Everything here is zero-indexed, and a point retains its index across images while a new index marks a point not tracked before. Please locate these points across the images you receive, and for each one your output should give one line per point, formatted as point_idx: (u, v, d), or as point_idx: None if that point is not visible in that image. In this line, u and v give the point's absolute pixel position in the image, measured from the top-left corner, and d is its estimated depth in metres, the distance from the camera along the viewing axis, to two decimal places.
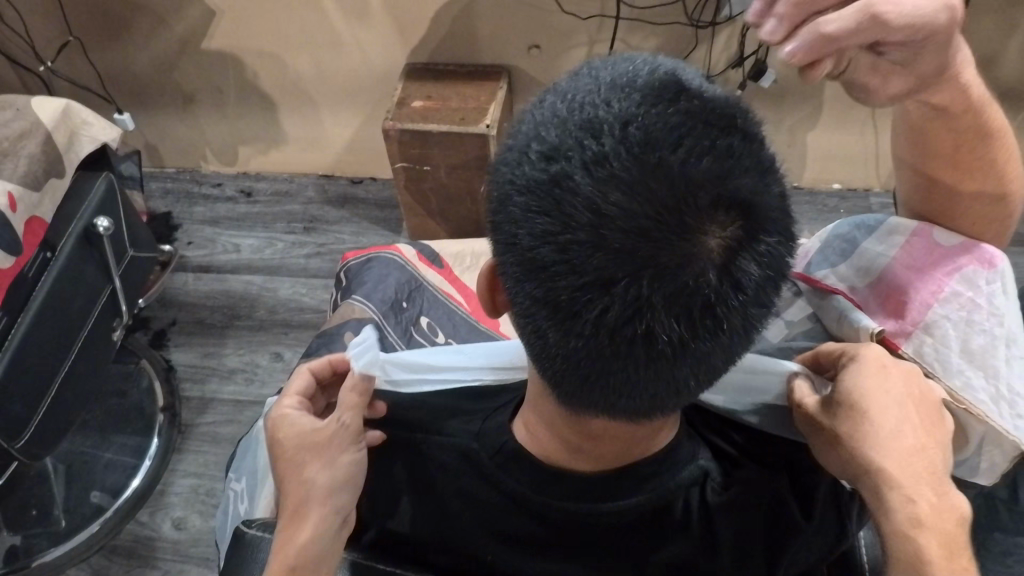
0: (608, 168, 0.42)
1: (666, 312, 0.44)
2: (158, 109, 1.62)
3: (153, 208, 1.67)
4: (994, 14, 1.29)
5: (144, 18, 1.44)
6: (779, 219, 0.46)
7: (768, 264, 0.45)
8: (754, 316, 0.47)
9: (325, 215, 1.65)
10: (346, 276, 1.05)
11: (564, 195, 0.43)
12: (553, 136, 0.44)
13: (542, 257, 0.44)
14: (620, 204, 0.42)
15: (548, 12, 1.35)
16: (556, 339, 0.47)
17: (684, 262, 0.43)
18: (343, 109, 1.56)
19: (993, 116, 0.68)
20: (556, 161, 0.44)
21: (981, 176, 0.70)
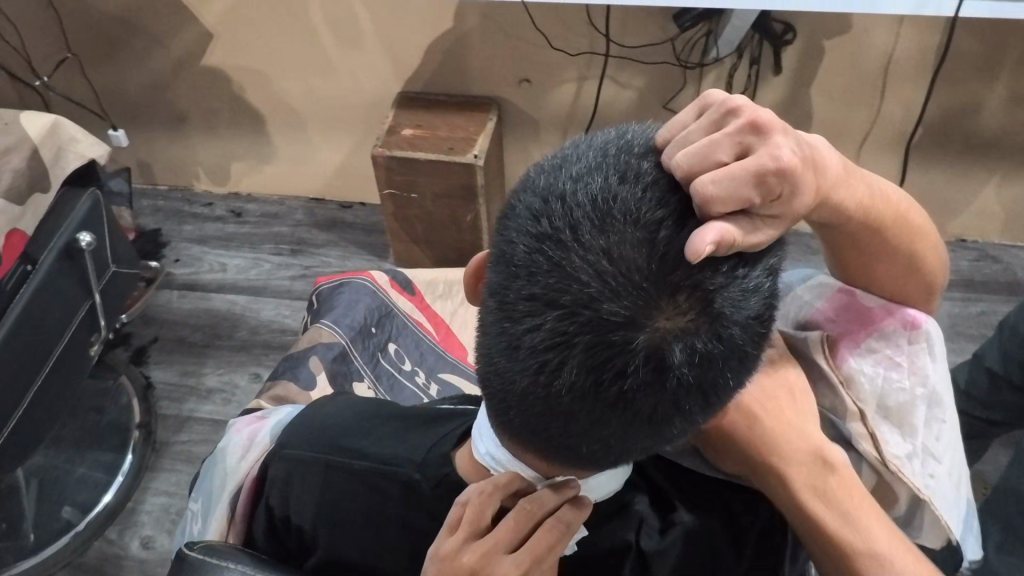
0: (610, 208, 0.42)
1: (582, 358, 0.43)
2: (152, 127, 1.64)
3: (142, 224, 1.68)
4: (976, 65, 1.31)
5: (142, 37, 1.46)
6: (734, 345, 0.44)
7: (698, 376, 0.44)
8: (666, 414, 0.45)
9: (312, 237, 1.66)
10: (319, 299, 1.05)
11: (556, 206, 0.43)
12: (586, 162, 0.45)
13: (512, 255, 0.44)
14: (600, 241, 0.42)
15: (537, 47, 1.37)
16: (497, 340, 0.47)
17: (621, 323, 0.42)
18: (333, 133, 1.58)
19: (884, 208, 0.60)
20: (574, 182, 0.43)
21: (891, 256, 0.63)
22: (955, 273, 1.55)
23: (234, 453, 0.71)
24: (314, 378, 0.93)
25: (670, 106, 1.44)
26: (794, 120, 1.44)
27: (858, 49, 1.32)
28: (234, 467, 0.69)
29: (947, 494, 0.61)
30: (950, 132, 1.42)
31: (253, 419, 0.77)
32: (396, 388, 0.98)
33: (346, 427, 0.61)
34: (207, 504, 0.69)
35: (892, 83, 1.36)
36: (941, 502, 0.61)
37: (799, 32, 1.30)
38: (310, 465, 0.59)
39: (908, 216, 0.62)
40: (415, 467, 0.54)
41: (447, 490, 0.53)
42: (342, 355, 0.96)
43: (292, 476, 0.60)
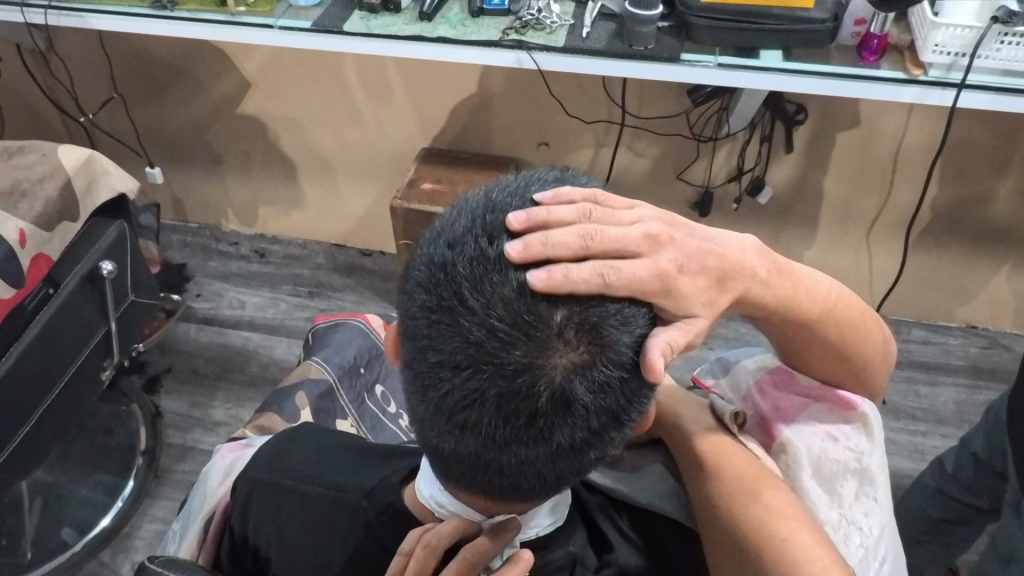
0: (486, 267, 0.48)
1: (495, 410, 0.48)
2: (187, 167, 1.71)
3: (169, 258, 1.75)
4: (986, 155, 1.33)
5: (184, 82, 1.55)
6: (630, 363, 0.49)
7: (604, 400, 0.49)
8: (584, 440, 0.50)
9: (330, 281, 1.71)
10: (315, 338, 1.08)
11: (443, 278, 0.48)
12: (460, 228, 0.50)
13: (416, 328, 0.49)
14: (481, 301, 0.47)
15: (556, 113, 1.43)
16: (419, 403, 0.51)
17: (517, 372, 0.47)
18: (358, 183, 1.64)
19: (807, 303, 0.66)
20: (451, 250, 0.48)
21: (819, 346, 0.68)
22: (962, 359, 1.55)
23: (214, 478, 0.73)
24: (298, 413, 0.97)
25: (683, 176, 1.48)
26: (806, 197, 1.47)
27: (869, 134, 1.35)
28: (211, 491, 0.72)
29: (876, 568, 0.61)
30: (961, 220, 1.44)
31: (238, 447, 0.79)
32: (379, 430, 1.01)
33: (306, 459, 0.66)
34: (184, 524, 0.71)
35: (900, 167, 1.38)
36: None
37: (811, 113, 1.34)
38: (272, 486, 0.63)
39: (836, 312, 0.67)
40: (365, 496, 0.60)
41: (393, 515, 0.58)
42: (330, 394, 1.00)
43: (253, 495, 0.64)
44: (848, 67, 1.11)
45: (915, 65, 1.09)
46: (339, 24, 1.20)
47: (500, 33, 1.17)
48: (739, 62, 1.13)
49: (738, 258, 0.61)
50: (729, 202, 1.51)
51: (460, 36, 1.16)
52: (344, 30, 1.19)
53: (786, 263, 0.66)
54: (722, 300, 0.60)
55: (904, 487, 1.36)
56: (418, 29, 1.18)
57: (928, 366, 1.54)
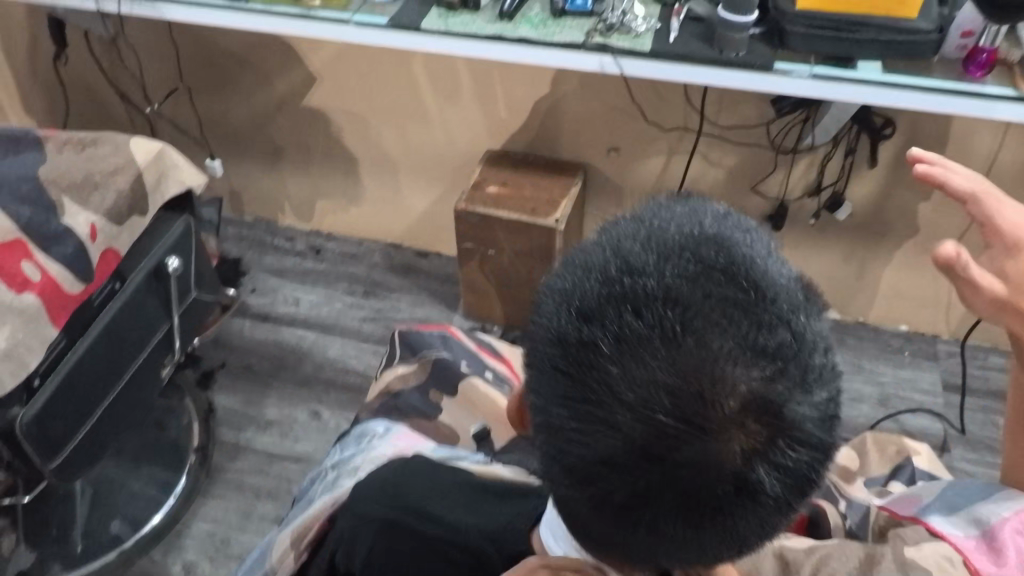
0: (634, 347, 0.44)
1: (670, 509, 0.46)
2: (247, 160, 1.69)
3: (225, 251, 1.73)
4: None
5: (251, 75, 1.52)
6: (816, 437, 0.46)
7: (789, 480, 0.46)
8: (771, 520, 0.47)
9: (386, 281, 1.67)
10: (402, 346, 1.02)
11: (587, 364, 0.46)
12: (593, 299, 0.46)
13: (560, 422, 0.47)
14: (638, 388, 0.44)
15: (631, 120, 1.38)
16: (571, 498, 0.49)
17: (691, 464, 0.44)
18: (420, 183, 1.60)
19: None
20: (592, 329, 0.46)
21: None
22: None
23: (382, 454, 0.82)
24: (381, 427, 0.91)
25: (759, 188, 1.42)
26: (887, 216, 1.40)
27: (960, 153, 1.28)
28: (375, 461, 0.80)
29: None
30: None
31: (410, 436, 0.86)
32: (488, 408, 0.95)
33: (419, 497, 0.67)
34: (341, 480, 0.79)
35: (993, 189, 1.32)
36: None
37: (899, 127, 1.27)
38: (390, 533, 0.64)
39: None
40: (490, 543, 0.62)
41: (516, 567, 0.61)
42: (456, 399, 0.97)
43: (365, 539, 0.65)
44: (953, 82, 1.05)
45: None
46: (417, 20, 1.17)
47: (583, 35, 1.13)
48: (836, 73, 1.07)
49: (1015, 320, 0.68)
50: (805, 217, 1.45)
51: (544, 36, 1.13)
52: (421, 27, 1.16)
53: None
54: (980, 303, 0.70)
55: None
56: (498, 29, 1.14)
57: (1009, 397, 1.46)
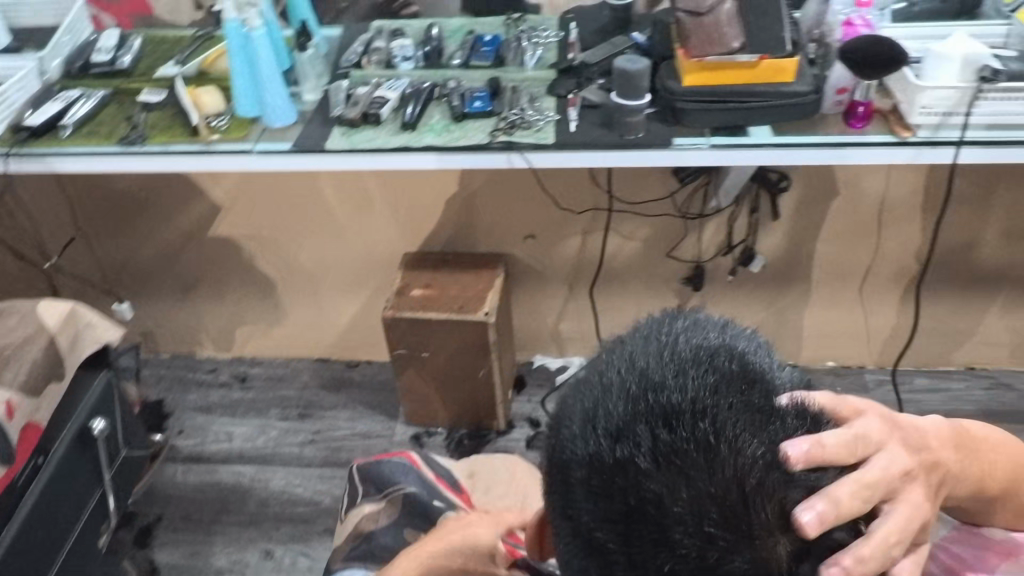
0: (676, 462, 0.39)
1: None
2: (157, 298, 1.63)
3: (145, 394, 1.65)
4: (970, 202, 1.35)
5: (152, 213, 1.49)
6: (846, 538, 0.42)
7: None
8: None
9: (320, 399, 1.63)
10: (366, 479, 0.98)
11: (626, 483, 0.39)
12: (620, 414, 0.41)
13: (601, 545, 0.40)
14: (684, 506, 0.38)
15: (542, 206, 1.41)
16: None
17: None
18: (341, 296, 1.58)
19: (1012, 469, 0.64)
20: (625, 446, 0.40)
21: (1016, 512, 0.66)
22: (972, 404, 1.52)
23: None
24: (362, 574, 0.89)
25: (674, 254, 1.47)
26: (797, 261, 1.47)
27: (852, 194, 1.36)
28: None
29: None
30: (951, 267, 1.45)
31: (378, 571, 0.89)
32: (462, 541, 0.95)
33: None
34: None
35: (888, 223, 1.40)
36: None
37: (795, 180, 1.35)
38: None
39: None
40: None
41: None
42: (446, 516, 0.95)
43: None
44: (838, 136, 1.12)
45: (904, 127, 1.10)
46: (321, 142, 1.17)
47: (488, 135, 1.15)
48: (731, 141, 1.13)
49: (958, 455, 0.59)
50: (723, 274, 1.50)
51: (448, 142, 1.15)
52: (326, 148, 1.16)
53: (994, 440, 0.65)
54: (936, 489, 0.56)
55: None
56: (402, 140, 1.16)
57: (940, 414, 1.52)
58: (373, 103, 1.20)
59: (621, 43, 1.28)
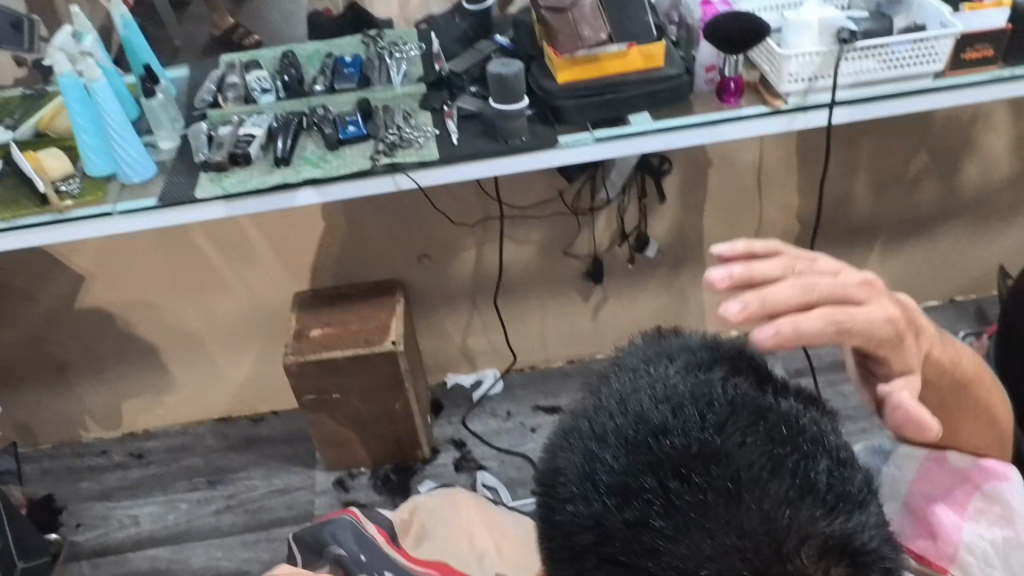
0: (694, 516, 0.36)
1: None
2: (26, 387, 1.49)
3: (31, 493, 1.50)
4: (839, 162, 1.42)
5: (6, 296, 1.35)
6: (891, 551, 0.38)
7: None
8: None
9: (228, 462, 1.52)
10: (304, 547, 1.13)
11: (644, 544, 0.36)
12: (624, 470, 0.37)
13: None
14: (710, 567, 0.35)
15: (433, 224, 1.37)
16: None
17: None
18: (234, 350, 1.49)
19: (969, 368, 0.61)
20: (637, 506, 0.36)
21: (974, 417, 0.62)
22: None
23: None
24: None
25: (570, 252, 1.46)
26: (689, 240, 1.49)
27: (731, 169, 1.39)
28: None
29: None
30: (829, 224, 1.51)
31: None
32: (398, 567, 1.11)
33: None
34: None
35: (768, 190, 1.44)
36: None
37: (675, 162, 1.37)
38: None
39: (977, 371, 0.62)
40: None
41: None
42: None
43: None
44: (714, 113, 1.13)
45: (774, 97, 1.13)
46: (190, 191, 1.08)
47: (369, 159, 1.10)
48: (614, 132, 1.12)
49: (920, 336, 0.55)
50: (621, 264, 1.50)
51: (328, 173, 1.08)
52: (196, 198, 1.07)
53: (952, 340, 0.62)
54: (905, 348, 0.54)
55: None
56: (279, 177, 1.08)
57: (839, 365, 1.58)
58: (240, 143, 1.12)
59: (486, 47, 1.25)
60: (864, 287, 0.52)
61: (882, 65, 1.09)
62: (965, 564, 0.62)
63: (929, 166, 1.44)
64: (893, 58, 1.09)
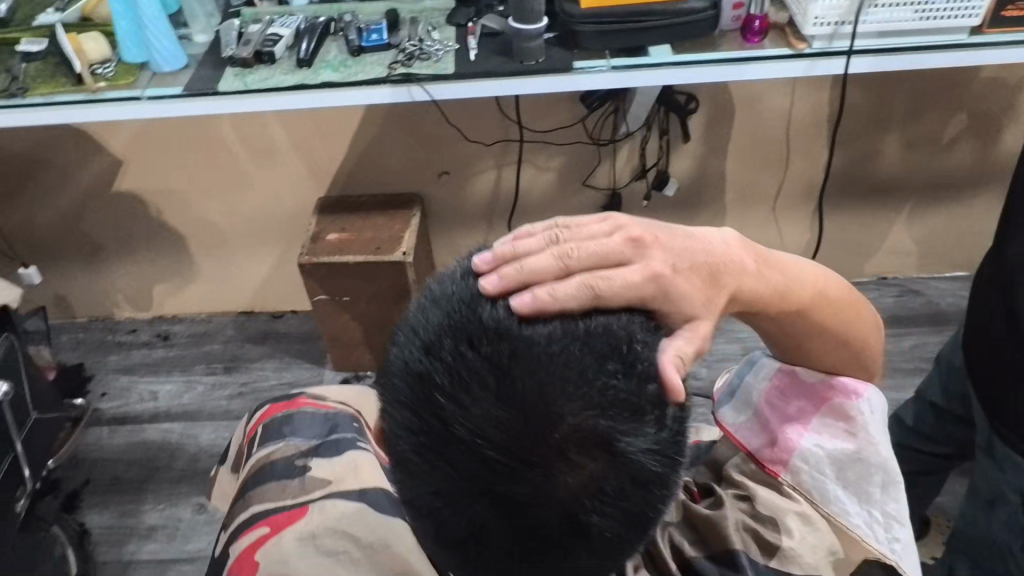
0: (471, 383, 0.40)
1: (505, 544, 0.41)
2: (65, 262, 1.58)
3: (63, 361, 1.61)
4: (869, 117, 1.39)
5: (47, 173, 1.43)
6: (657, 471, 0.40)
7: (624, 513, 0.41)
8: (614, 558, 0.42)
9: (245, 352, 1.61)
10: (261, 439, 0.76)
11: (427, 397, 0.41)
12: (435, 328, 0.42)
13: (402, 447, 0.42)
14: (468, 429, 0.40)
15: (453, 142, 1.39)
16: (417, 523, 0.44)
17: (524, 500, 0.40)
18: (257, 247, 1.56)
19: (805, 282, 0.60)
20: (431, 362, 0.41)
21: (812, 335, 0.62)
22: (882, 310, 1.60)
23: None
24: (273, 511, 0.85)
25: (589, 182, 1.47)
26: (710, 182, 1.49)
27: (757, 113, 1.38)
28: None
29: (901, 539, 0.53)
30: (854, 179, 1.49)
31: None
32: None
33: None
34: None
35: (794, 140, 1.42)
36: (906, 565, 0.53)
37: (702, 101, 1.35)
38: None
39: (823, 291, 0.62)
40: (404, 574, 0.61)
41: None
42: (304, 473, 0.67)
43: None
44: (737, 51, 1.12)
45: (798, 40, 1.12)
46: (212, 85, 1.13)
47: (386, 69, 1.13)
48: (632, 62, 1.12)
49: (735, 263, 0.56)
50: (638, 200, 1.51)
51: (345, 78, 1.11)
52: (218, 91, 1.12)
53: (795, 258, 0.63)
54: (719, 300, 0.54)
55: None
56: (299, 78, 1.12)
57: None
58: (267, 41, 1.15)
59: None
60: (639, 237, 0.52)
61: (916, 15, 1.06)
62: (796, 470, 0.56)
63: (966, 129, 1.40)
64: (928, 9, 1.05)
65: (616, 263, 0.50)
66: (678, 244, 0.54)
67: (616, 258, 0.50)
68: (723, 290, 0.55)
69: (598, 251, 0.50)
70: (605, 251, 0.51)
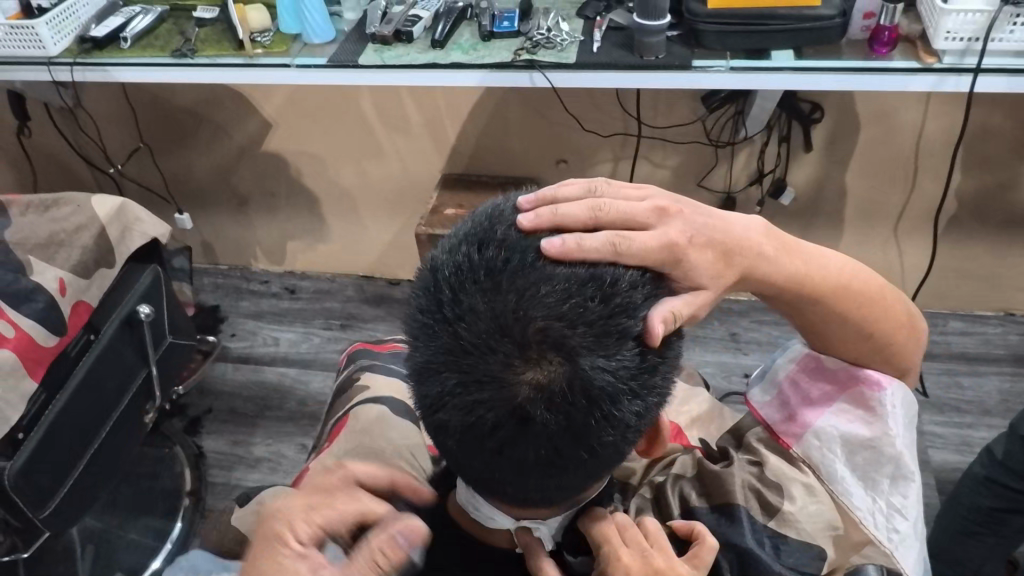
0: (470, 279, 0.51)
1: (465, 417, 0.52)
2: (214, 211, 1.74)
3: (202, 300, 1.78)
4: (1009, 143, 1.33)
5: (207, 128, 1.58)
6: (597, 385, 0.50)
7: (565, 416, 0.51)
8: (554, 456, 0.52)
9: (361, 313, 1.72)
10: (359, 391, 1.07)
11: (438, 286, 0.53)
12: (462, 239, 0.54)
13: (415, 325, 0.54)
14: (457, 312, 0.51)
15: (573, 132, 1.44)
16: (412, 394, 0.56)
17: (487, 381, 0.51)
18: (381, 216, 1.67)
19: (823, 277, 0.70)
20: (449, 259, 0.53)
21: (839, 322, 0.71)
22: (1005, 348, 1.52)
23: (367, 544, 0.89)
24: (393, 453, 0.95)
25: (704, 184, 1.48)
26: (831, 195, 1.46)
27: (886, 128, 1.34)
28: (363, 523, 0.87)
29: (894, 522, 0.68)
30: (987, 207, 1.42)
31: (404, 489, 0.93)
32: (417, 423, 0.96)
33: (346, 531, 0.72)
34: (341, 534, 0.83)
35: (924, 160, 1.38)
36: (902, 546, 0.67)
37: (828, 109, 1.33)
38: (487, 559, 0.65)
39: (847, 284, 0.70)
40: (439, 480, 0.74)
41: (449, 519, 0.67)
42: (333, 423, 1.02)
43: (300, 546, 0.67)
44: (864, 61, 1.11)
45: (928, 54, 1.09)
46: (354, 58, 1.22)
47: (512, 54, 1.19)
48: (752, 64, 1.13)
49: (753, 241, 0.67)
50: (753, 205, 1.50)
51: (473, 60, 1.18)
52: (359, 63, 1.21)
53: (831, 254, 0.72)
54: (729, 274, 0.65)
55: (953, 480, 1.33)
56: (431, 57, 1.20)
57: (968, 358, 1.52)
58: (407, 21, 1.24)
59: None
60: (667, 208, 0.63)
61: None
62: (809, 444, 0.72)
63: None
64: None
65: (642, 221, 0.61)
66: (703, 225, 0.64)
67: (646, 220, 0.61)
68: (735, 266, 0.65)
69: (627, 209, 0.61)
70: (635, 213, 0.61)
